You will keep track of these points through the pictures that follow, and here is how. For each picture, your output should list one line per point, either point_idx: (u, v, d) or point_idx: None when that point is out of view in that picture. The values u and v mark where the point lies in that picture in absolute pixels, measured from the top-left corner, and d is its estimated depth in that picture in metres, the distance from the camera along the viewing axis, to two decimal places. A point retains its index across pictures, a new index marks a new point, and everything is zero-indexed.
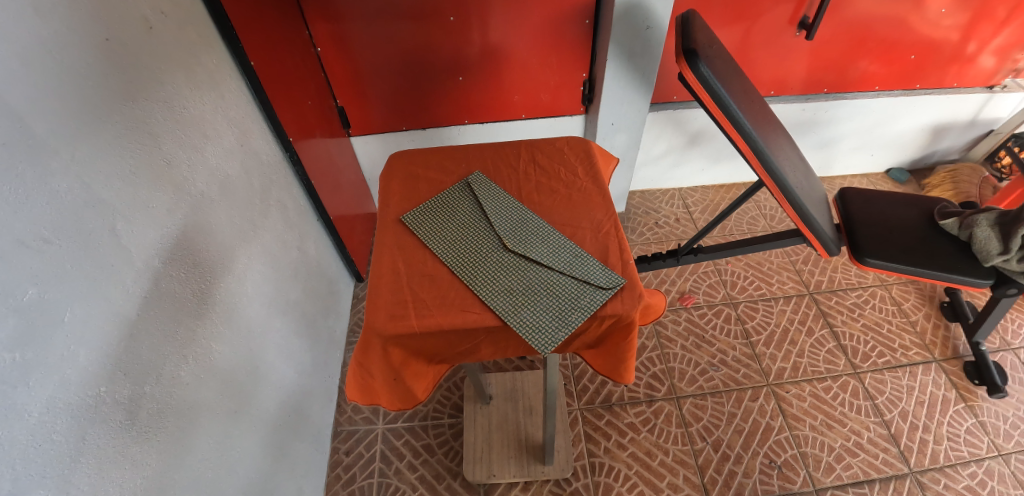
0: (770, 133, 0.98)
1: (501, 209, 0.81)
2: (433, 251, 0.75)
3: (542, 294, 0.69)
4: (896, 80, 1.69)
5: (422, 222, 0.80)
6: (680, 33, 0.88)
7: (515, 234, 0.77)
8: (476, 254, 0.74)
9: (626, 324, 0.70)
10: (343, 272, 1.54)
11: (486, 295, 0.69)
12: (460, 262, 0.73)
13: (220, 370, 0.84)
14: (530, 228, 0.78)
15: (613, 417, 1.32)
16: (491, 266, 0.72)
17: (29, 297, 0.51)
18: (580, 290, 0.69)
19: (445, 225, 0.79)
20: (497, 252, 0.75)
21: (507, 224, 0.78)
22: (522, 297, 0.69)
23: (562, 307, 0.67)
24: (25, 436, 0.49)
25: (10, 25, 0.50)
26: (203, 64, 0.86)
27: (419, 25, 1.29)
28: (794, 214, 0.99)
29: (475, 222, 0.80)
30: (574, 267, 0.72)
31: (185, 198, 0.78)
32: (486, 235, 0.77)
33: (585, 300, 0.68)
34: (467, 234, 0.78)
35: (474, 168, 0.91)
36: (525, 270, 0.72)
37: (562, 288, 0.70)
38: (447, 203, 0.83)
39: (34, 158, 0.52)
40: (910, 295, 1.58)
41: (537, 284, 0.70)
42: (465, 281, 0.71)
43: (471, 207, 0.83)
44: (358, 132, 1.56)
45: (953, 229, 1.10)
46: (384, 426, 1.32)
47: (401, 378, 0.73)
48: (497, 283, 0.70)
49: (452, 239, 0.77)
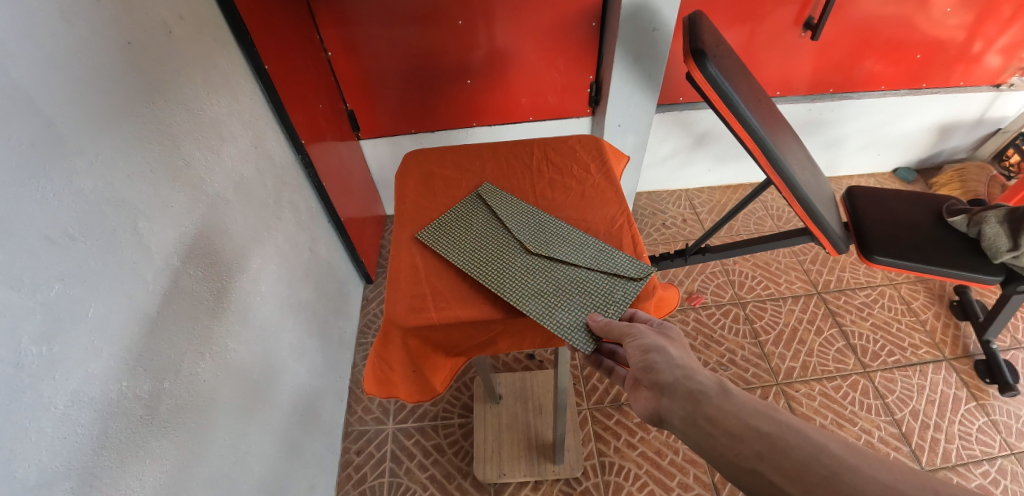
0: (777, 131, 0.99)
1: (518, 214, 0.80)
2: (457, 264, 0.73)
3: (576, 292, 0.69)
4: (902, 79, 1.69)
5: (438, 237, 0.77)
6: (688, 33, 0.89)
7: (535, 236, 0.76)
8: (501, 261, 0.73)
9: None
10: (353, 274, 1.55)
11: (520, 300, 0.67)
12: (487, 271, 0.71)
13: (236, 367, 0.85)
14: (548, 229, 0.78)
15: (623, 417, 1.33)
16: (518, 270, 0.71)
17: (56, 292, 0.52)
18: (612, 283, 0.70)
19: (461, 235, 0.77)
20: (522, 256, 0.73)
21: (526, 227, 0.78)
22: (556, 298, 0.68)
23: (597, 303, 0.67)
24: (50, 427, 0.51)
25: (35, 30, 0.52)
26: (219, 68, 0.88)
27: (427, 28, 1.30)
28: (801, 212, 1.00)
29: (491, 229, 0.78)
30: (602, 263, 0.72)
31: (202, 198, 0.79)
32: (504, 241, 0.76)
33: (619, 294, 0.68)
34: (487, 242, 0.76)
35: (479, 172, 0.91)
36: (554, 270, 0.71)
37: (593, 284, 0.70)
38: (457, 213, 0.82)
39: (61, 158, 0.54)
40: (919, 294, 1.57)
41: (570, 284, 0.70)
42: (497, 290, 0.69)
43: (484, 213, 0.81)
44: (367, 135, 1.58)
45: (961, 226, 1.10)
46: (394, 426, 1.33)
47: (420, 369, 0.74)
48: (530, 287, 0.69)
49: (473, 251, 0.75)
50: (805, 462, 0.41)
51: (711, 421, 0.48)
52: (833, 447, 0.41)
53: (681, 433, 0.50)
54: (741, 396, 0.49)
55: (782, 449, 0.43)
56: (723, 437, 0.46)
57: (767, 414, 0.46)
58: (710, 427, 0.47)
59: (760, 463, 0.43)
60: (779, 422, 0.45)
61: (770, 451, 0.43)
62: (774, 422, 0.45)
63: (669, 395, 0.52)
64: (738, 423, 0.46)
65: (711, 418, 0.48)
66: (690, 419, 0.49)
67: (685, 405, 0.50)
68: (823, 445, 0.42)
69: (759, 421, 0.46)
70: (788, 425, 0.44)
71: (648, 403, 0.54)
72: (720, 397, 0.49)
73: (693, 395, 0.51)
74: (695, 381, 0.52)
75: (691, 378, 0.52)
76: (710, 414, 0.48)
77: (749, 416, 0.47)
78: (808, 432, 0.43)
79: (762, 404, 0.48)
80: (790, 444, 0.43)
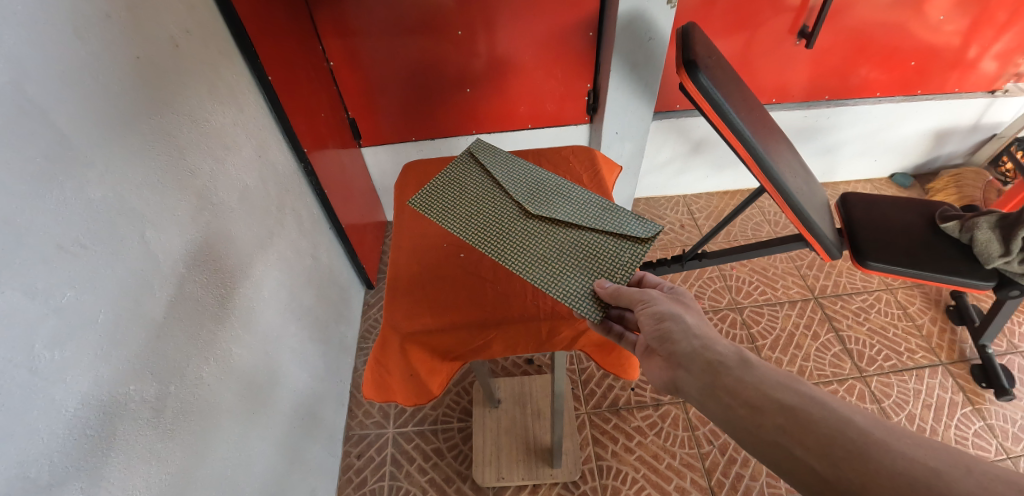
0: (770, 141, 1.00)
1: (518, 180, 0.80)
2: (464, 236, 0.73)
3: (584, 257, 0.70)
4: (897, 86, 1.71)
5: (441, 209, 0.77)
6: (681, 44, 0.91)
7: (537, 201, 0.77)
8: (508, 231, 0.74)
9: None
10: (354, 279, 1.57)
11: (530, 270, 0.69)
12: (495, 242, 0.72)
13: (239, 372, 0.87)
14: (550, 194, 0.79)
15: (620, 421, 1.34)
16: (522, 238, 0.73)
17: (68, 299, 0.55)
18: (618, 245, 0.71)
19: (461, 203, 0.78)
20: (528, 223, 0.75)
21: (527, 192, 0.78)
22: (565, 266, 0.69)
23: (604, 268, 0.69)
24: (60, 429, 0.53)
25: (47, 47, 0.54)
26: (224, 79, 0.90)
27: (428, 38, 1.33)
28: (795, 220, 1.02)
29: (492, 195, 0.79)
30: (607, 224, 0.73)
31: (207, 206, 0.81)
32: (506, 207, 0.77)
33: (626, 256, 0.70)
34: (491, 211, 0.76)
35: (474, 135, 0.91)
36: (561, 236, 0.73)
37: (600, 248, 0.71)
38: (455, 180, 0.82)
39: (72, 170, 0.56)
40: (916, 299, 1.58)
41: (577, 249, 0.71)
42: (507, 260, 0.70)
43: (483, 179, 0.82)
44: (369, 143, 1.60)
45: (954, 232, 1.12)
46: (394, 430, 1.34)
47: (417, 374, 0.75)
48: (539, 256, 0.70)
49: (478, 222, 0.75)
50: (831, 434, 0.43)
51: (732, 393, 0.51)
52: (860, 419, 0.43)
53: (700, 402, 0.53)
54: (761, 368, 0.52)
55: (808, 422, 0.45)
56: (743, 407, 0.49)
57: (790, 387, 0.48)
58: (730, 397, 0.50)
59: (782, 436, 0.45)
60: (805, 395, 0.47)
61: (792, 424, 0.45)
62: (797, 394, 0.48)
63: (688, 366, 0.55)
64: (760, 397, 0.48)
65: (732, 389, 0.51)
66: (707, 387, 0.53)
67: (706, 375, 0.53)
68: (850, 418, 0.43)
69: (782, 394, 0.48)
70: (813, 399, 0.46)
71: (665, 370, 0.58)
72: (739, 367, 0.53)
73: (710, 364, 0.54)
74: (712, 351, 0.55)
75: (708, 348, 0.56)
76: (729, 384, 0.51)
77: (772, 389, 0.49)
78: (833, 404, 0.45)
79: (784, 376, 0.50)
80: (815, 417, 0.45)
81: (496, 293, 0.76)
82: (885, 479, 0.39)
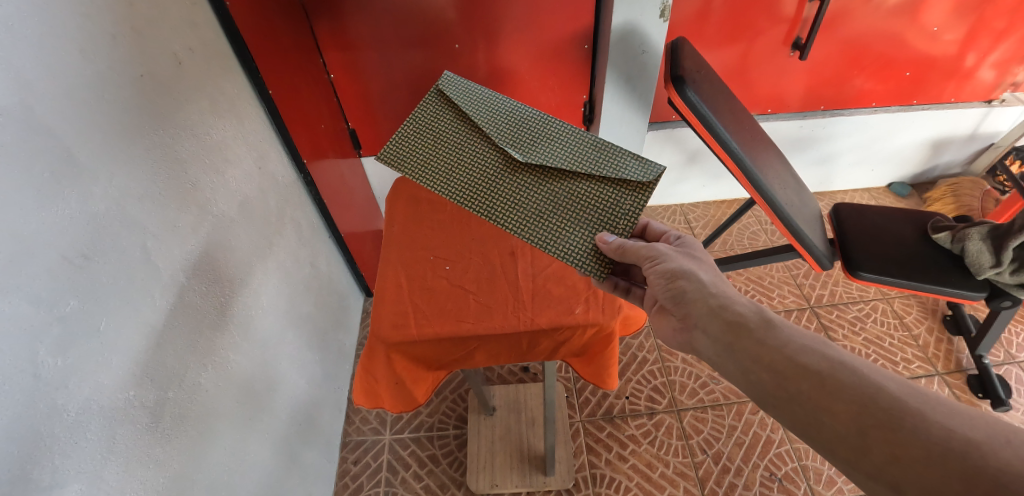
0: (759, 153, 1.02)
1: (507, 130, 0.80)
2: (463, 203, 0.76)
3: (585, 208, 0.73)
4: (892, 96, 1.72)
5: (433, 177, 0.78)
6: (669, 59, 0.93)
7: (529, 150, 0.77)
8: (506, 190, 0.76)
9: (606, 334, 0.79)
10: (353, 286, 1.60)
11: (534, 231, 0.72)
12: (495, 204, 0.75)
13: (237, 378, 0.89)
14: (542, 140, 0.78)
15: (614, 430, 1.35)
16: (520, 195, 0.75)
17: (71, 307, 0.57)
18: (617, 190, 0.73)
19: (453, 164, 0.78)
20: (525, 177, 0.76)
21: (518, 142, 0.78)
22: (567, 221, 0.73)
23: (605, 218, 0.72)
24: (62, 433, 0.55)
25: (52, 66, 0.56)
26: (227, 94, 0.93)
27: (427, 51, 1.36)
28: (786, 232, 1.03)
29: (483, 150, 0.79)
30: (604, 167, 0.74)
31: (207, 217, 0.84)
32: (500, 163, 0.78)
33: (624, 203, 0.72)
34: (485, 172, 0.77)
35: (452, 75, 0.86)
36: (560, 187, 0.75)
37: (599, 197, 0.73)
38: (442, 137, 0.81)
39: (77, 184, 0.59)
40: (912, 308, 1.59)
41: (577, 201, 0.74)
42: (509, 223, 0.73)
43: (471, 132, 0.81)
44: (368, 153, 1.63)
45: (945, 242, 1.13)
46: (390, 436, 1.36)
47: (403, 382, 0.79)
48: (540, 215, 0.74)
49: (474, 185, 0.77)
50: (863, 402, 0.48)
51: (757, 355, 0.57)
52: (891, 387, 0.48)
53: (722, 357, 0.61)
54: (785, 331, 0.58)
55: (840, 389, 0.50)
56: (770, 371, 0.55)
57: (820, 353, 0.54)
58: (753, 359, 0.57)
59: (812, 402, 0.51)
60: (836, 363, 0.52)
61: (822, 391, 0.51)
62: (827, 361, 0.53)
63: (708, 321, 0.63)
64: (787, 362, 0.54)
65: (756, 350, 0.57)
66: (729, 345, 0.60)
67: (725, 329, 0.61)
68: (882, 387, 0.48)
69: (807, 358, 0.54)
70: (846, 367, 0.51)
71: (682, 328, 0.66)
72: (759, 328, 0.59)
73: (727, 321, 0.61)
74: (728, 308, 0.62)
75: (722, 305, 0.63)
76: (750, 344, 0.58)
77: (801, 354, 0.55)
78: (866, 372, 0.50)
79: (812, 341, 0.56)
80: (848, 385, 0.50)
81: (479, 305, 0.79)
82: (915, 445, 0.44)
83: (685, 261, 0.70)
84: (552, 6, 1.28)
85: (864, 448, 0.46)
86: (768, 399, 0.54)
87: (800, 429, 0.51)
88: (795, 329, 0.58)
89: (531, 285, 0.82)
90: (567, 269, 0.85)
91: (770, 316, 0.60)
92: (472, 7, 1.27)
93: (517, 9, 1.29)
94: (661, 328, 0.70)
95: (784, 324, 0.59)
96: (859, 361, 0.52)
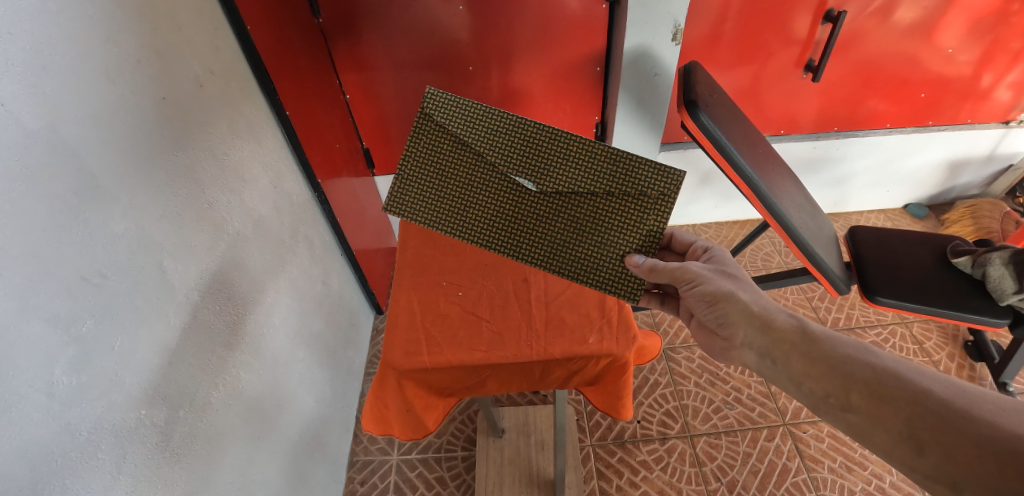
0: (773, 176, 1.01)
1: (513, 151, 0.75)
2: (491, 245, 0.78)
3: (609, 229, 0.74)
4: (907, 117, 1.71)
5: (454, 222, 0.79)
6: (683, 83, 0.94)
7: (540, 176, 0.74)
8: (529, 222, 0.77)
9: (621, 364, 0.78)
10: (364, 304, 1.61)
11: (564, 263, 0.76)
12: (521, 241, 0.77)
13: (248, 397, 0.89)
14: (550, 159, 0.73)
15: (626, 455, 1.32)
16: (541, 225, 0.76)
17: (87, 327, 0.57)
18: (640, 204, 0.72)
19: (466, 204, 0.78)
20: (545, 204, 0.75)
21: (527, 167, 0.74)
22: (594, 247, 0.75)
23: (632, 239, 0.74)
24: (75, 452, 0.55)
25: (77, 90, 0.57)
26: (246, 115, 0.94)
27: (441, 73, 1.38)
28: (802, 257, 1.02)
29: (493, 181, 0.77)
30: (622, 184, 0.71)
31: (223, 236, 0.85)
32: (516, 194, 0.76)
33: (647, 220, 0.72)
34: (503, 205, 0.77)
35: (436, 92, 0.77)
36: (581, 208, 0.74)
37: (622, 214, 0.73)
38: (446, 173, 0.78)
39: (98, 204, 0.59)
40: (932, 333, 1.55)
41: (600, 223, 0.74)
42: (539, 259, 0.77)
43: (475, 161, 0.77)
44: (382, 172, 1.66)
45: (966, 267, 1.13)
46: (397, 457, 1.35)
47: (413, 409, 0.79)
48: (566, 244, 0.76)
49: (496, 222, 0.78)
50: (912, 407, 0.53)
51: (805, 369, 0.62)
52: (935, 391, 0.53)
53: (773, 372, 0.65)
54: (828, 343, 0.62)
55: (889, 396, 0.54)
56: (821, 381, 0.60)
57: (865, 362, 0.58)
58: (802, 371, 0.62)
59: (864, 409, 0.55)
60: (881, 371, 0.57)
61: (872, 397, 0.55)
62: (872, 369, 0.57)
63: (754, 340, 0.67)
64: (836, 374, 0.59)
65: (805, 365, 0.62)
66: (779, 360, 0.64)
67: (771, 348, 0.65)
68: (928, 391, 0.53)
69: (853, 368, 0.58)
70: (891, 375, 0.56)
71: (731, 347, 0.70)
72: (803, 343, 0.64)
73: (772, 338, 0.66)
74: (771, 326, 0.66)
75: (764, 323, 0.67)
76: (797, 359, 0.63)
77: (847, 363, 0.59)
78: (910, 378, 0.55)
79: (855, 350, 0.61)
80: (896, 390, 0.55)
81: (492, 332, 0.80)
82: (968, 445, 0.48)
83: (725, 282, 0.73)
84: (565, 30, 1.30)
85: (918, 449, 0.50)
86: (820, 406, 0.59)
87: (855, 434, 0.56)
88: (835, 338, 0.63)
89: (544, 313, 0.82)
90: (581, 295, 0.85)
91: (810, 329, 0.65)
92: (486, 30, 1.29)
93: (531, 33, 1.31)
94: (709, 344, 0.75)
95: (826, 335, 0.63)
96: (901, 367, 0.57)
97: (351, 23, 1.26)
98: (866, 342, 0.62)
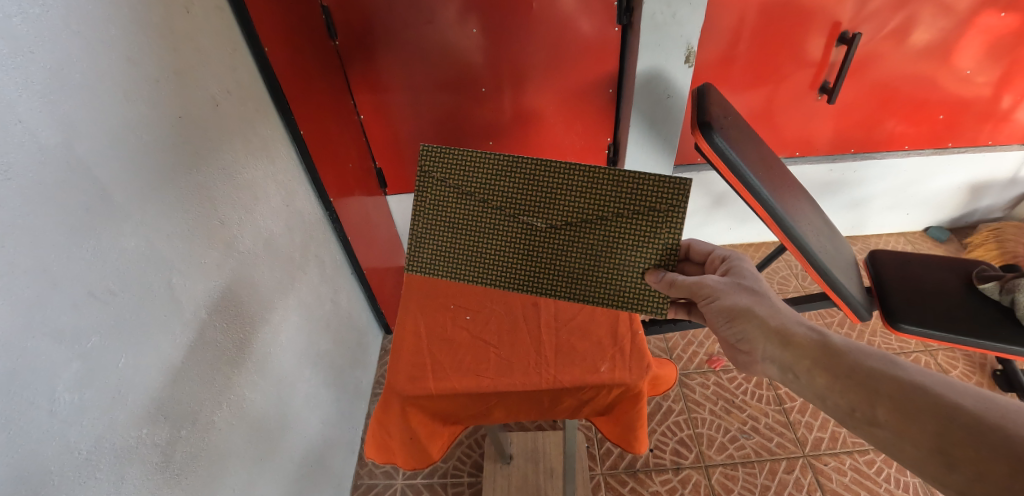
0: (788, 197, 0.99)
1: (517, 187, 0.74)
2: (512, 284, 0.77)
3: (626, 252, 0.72)
4: (926, 139, 1.68)
5: (472, 267, 0.78)
6: (696, 105, 0.93)
7: (549, 210, 0.73)
8: (547, 255, 0.75)
9: (634, 394, 0.76)
10: (371, 322, 1.61)
11: (587, 291, 0.74)
12: (541, 275, 0.76)
13: (251, 416, 0.88)
14: (554, 191, 0.72)
15: (638, 485, 1.28)
16: (559, 258, 0.75)
17: (91, 343, 0.57)
18: (651, 219, 0.70)
19: (480, 251, 0.77)
20: (559, 236, 0.74)
21: (533, 205, 0.74)
22: (614, 273, 0.73)
23: (650, 256, 0.72)
24: (72, 470, 0.54)
25: (95, 109, 0.58)
26: (260, 134, 0.95)
27: (454, 93, 1.40)
28: (822, 281, 0.99)
29: (502, 222, 0.75)
30: (630, 202, 0.70)
31: (233, 254, 0.85)
32: (527, 231, 0.75)
33: (661, 236, 0.71)
34: (517, 241, 0.76)
35: (429, 149, 0.76)
36: (594, 234, 0.73)
37: (635, 232, 0.71)
38: (453, 225, 0.77)
39: (108, 220, 0.59)
40: (958, 362, 1.51)
41: (616, 249, 0.72)
42: (562, 292, 0.75)
43: (481, 206, 0.75)
44: (393, 192, 1.67)
45: (993, 293, 1.09)
46: (402, 482, 1.32)
47: (416, 438, 0.77)
48: (586, 273, 0.74)
49: (513, 259, 0.76)
50: (941, 421, 0.50)
51: (830, 382, 0.59)
52: (966, 405, 0.50)
53: (797, 384, 0.63)
54: (852, 356, 0.59)
55: (916, 411, 0.52)
56: (845, 395, 0.57)
57: (891, 375, 0.56)
58: (825, 384, 0.59)
59: (893, 423, 0.53)
60: (908, 385, 0.54)
61: (902, 411, 0.52)
62: (900, 382, 0.55)
63: (777, 354, 0.64)
64: (863, 387, 0.56)
65: (830, 379, 0.59)
66: (803, 374, 0.62)
67: (794, 363, 0.62)
68: (958, 405, 0.50)
69: (881, 381, 0.55)
70: (919, 388, 0.53)
71: (751, 362, 0.68)
72: (826, 356, 0.61)
73: (793, 353, 0.63)
74: (790, 341, 0.64)
75: (784, 338, 0.64)
76: (820, 374, 0.60)
77: (875, 376, 0.56)
78: (937, 391, 0.52)
79: (880, 363, 0.58)
80: (926, 403, 0.52)
81: (499, 358, 0.78)
82: (1002, 461, 0.45)
83: (744, 296, 0.69)
84: (577, 52, 1.31)
85: (948, 466, 0.48)
86: (845, 419, 0.57)
87: (884, 448, 0.54)
88: (859, 350, 0.60)
89: (555, 340, 0.81)
90: (593, 322, 0.83)
91: (831, 341, 0.62)
92: (499, 52, 1.31)
93: (543, 55, 1.32)
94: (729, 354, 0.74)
95: (848, 347, 0.60)
96: (928, 378, 0.54)
97: (366, 45, 1.28)
98: (891, 353, 0.59)
